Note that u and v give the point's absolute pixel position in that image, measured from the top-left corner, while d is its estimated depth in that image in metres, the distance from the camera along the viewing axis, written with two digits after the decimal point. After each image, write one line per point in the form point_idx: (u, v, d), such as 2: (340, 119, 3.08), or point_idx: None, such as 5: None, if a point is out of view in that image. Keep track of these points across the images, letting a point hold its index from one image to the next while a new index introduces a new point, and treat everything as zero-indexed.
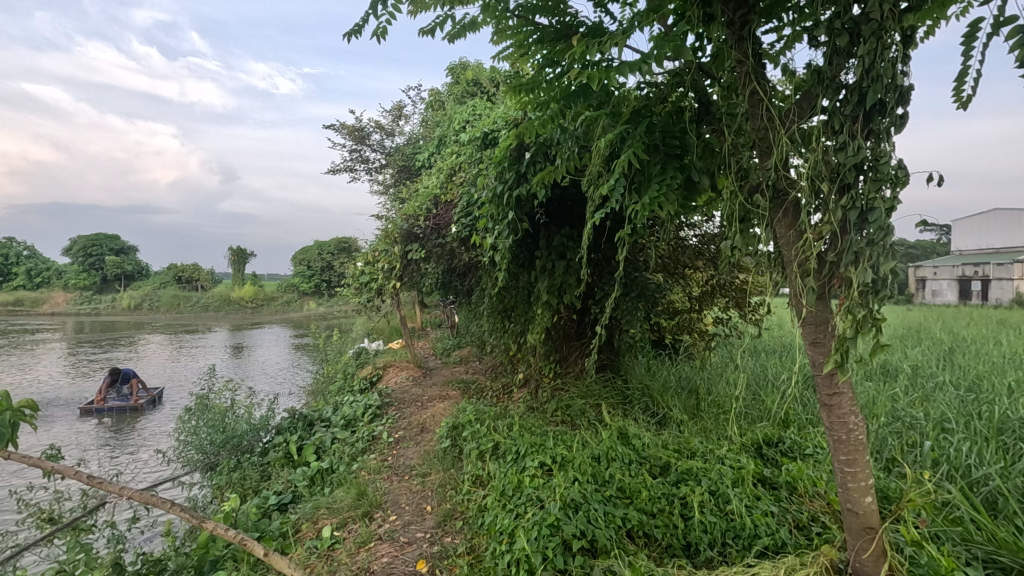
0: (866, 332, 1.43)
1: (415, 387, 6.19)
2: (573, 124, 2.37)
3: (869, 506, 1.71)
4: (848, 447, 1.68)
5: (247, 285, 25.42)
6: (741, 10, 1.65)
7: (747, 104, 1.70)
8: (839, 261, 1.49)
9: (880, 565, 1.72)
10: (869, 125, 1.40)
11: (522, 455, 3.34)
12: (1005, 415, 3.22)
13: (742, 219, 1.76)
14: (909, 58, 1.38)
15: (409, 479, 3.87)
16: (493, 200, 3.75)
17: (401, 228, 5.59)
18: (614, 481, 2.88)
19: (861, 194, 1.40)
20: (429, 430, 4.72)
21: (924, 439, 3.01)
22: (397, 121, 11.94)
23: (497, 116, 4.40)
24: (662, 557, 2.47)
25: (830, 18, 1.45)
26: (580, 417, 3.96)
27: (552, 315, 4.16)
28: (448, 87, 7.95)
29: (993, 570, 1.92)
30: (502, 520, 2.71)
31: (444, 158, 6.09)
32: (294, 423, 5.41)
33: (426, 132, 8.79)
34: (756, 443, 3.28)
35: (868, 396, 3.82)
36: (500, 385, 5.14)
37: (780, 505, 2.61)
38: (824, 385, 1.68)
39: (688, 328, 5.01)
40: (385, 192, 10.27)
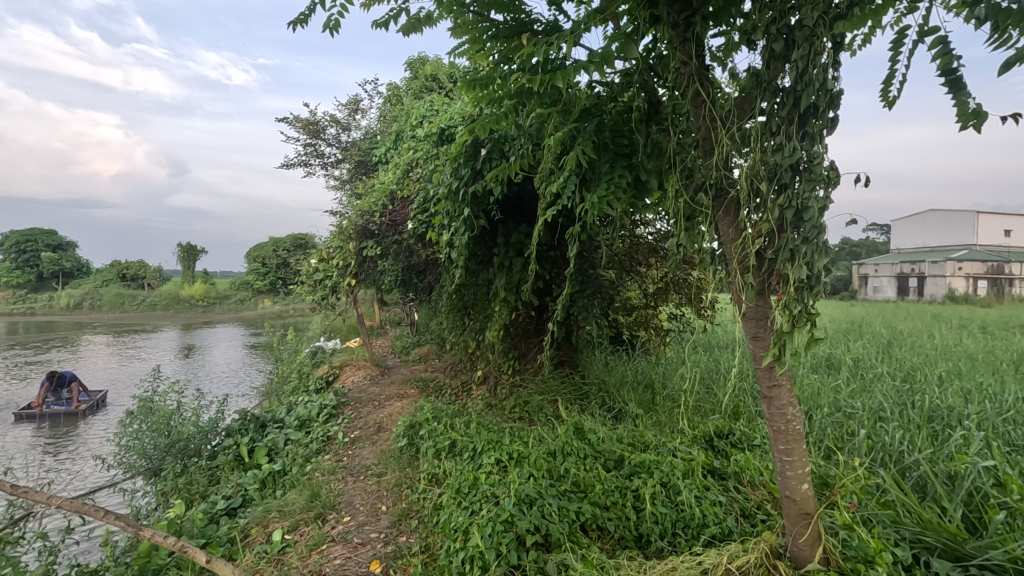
0: (801, 327, 1.49)
1: (372, 386, 6.10)
2: (527, 120, 2.38)
3: (805, 493, 1.79)
4: (786, 437, 1.75)
5: (197, 284, 24.46)
6: (685, 13, 1.70)
7: (692, 105, 1.75)
8: (776, 258, 1.54)
9: (815, 549, 1.81)
10: (804, 128, 1.46)
11: (479, 453, 3.34)
12: (935, 404, 3.42)
13: (687, 217, 1.80)
14: (841, 64, 1.45)
15: (365, 479, 3.82)
16: (449, 197, 3.73)
17: (356, 225, 5.50)
18: (569, 476, 2.92)
19: (797, 193, 1.45)
20: (386, 429, 4.66)
21: (861, 428, 3.18)
22: (353, 115, 11.70)
23: (454, 113, 4.36)
24: (615, 549, 2.52)
25: (767, 24, 1.51)
26: (538, 413, 3.99)
27: (510, 312, 4.17)
28: (406, 82, 7.84)
29: (920, 550, 2.03)
30: (457, 518, 2.70)
31: (400, 155, 6.00)
32: (245, 424, 5.22)
33: (383, 127, 8.66)
34: (707, 435, 3.37)
35: (813, 388, 3.99)
36: (459, 382, 5.12)
37: (728, 495, 2.69)
38: (764, 377, 1.74)
39: (644, 324, 5.10)
40: (341, 188, 10.05)
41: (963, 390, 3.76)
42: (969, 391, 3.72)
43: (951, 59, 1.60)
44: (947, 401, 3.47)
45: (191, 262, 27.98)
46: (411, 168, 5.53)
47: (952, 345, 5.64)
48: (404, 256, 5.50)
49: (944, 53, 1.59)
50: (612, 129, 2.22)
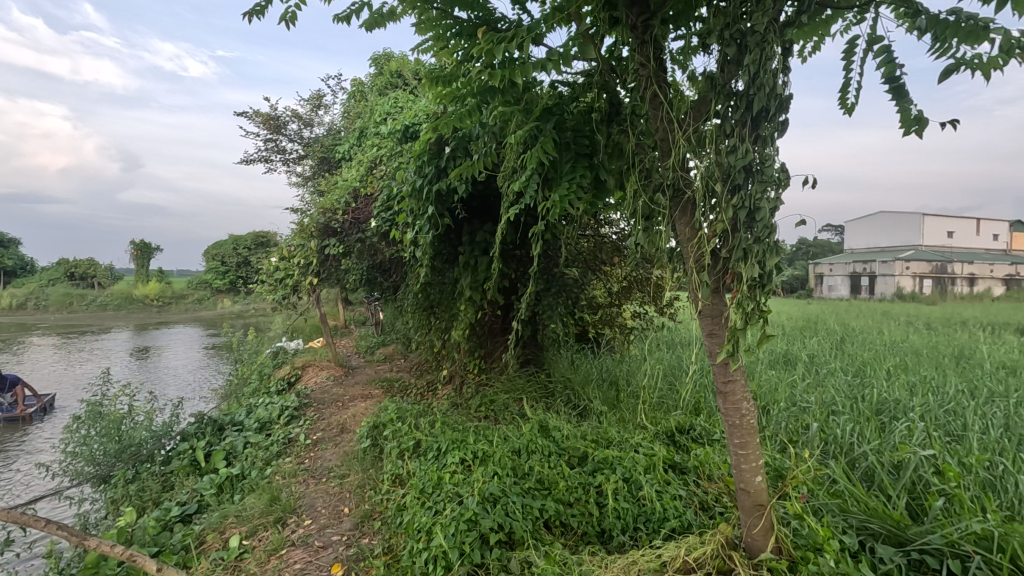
0: (754, 324, 1.53)
1: (336, 387, 6.00)
2: (490, 119, 2.37)
3: (759, 485, 1.84)
4: (741, 431, 1.80)
5: (152, 283, 23.54)
6: (643, 16, 1.73)
7: (650, 106, 1.78)
8: (730, 257, 1.59)
9: (768, 539, 1.87)
10: (757, 131, 1.50)
11: (443, 452, 3.33)
12: (883, 397, 3.59)
13: (646, 217, 1.84)
14: (790, 70, 1.50)
15: (326, 482, 3.75)
16: (413, 195, 3.70)
17: (318, 223, 5.40)
18: (533, 474, 2.95)
19: (750, 194, 1.49)
20: (349, 429, 4.60)
21: (814, 421, 3.30)
22: (315, 111, 11.46)
23: (418, 110, 4.32)
24: (578, 544, 2.55)
25: (721, 28, 1.55)
26: (503, 412, 3.99)
27: (476, 311, 4.16)
28: (370, 78, 7.72)
29: (866, 537, 2.12)
30: (420, 518, 2.68)
31: (363, 152, 5.92)
32: (201, 428, 5.03)
33: (347, 123, 8.49)
34: (669, 430, 3.45)
35: (771, 383, 4.12)
36: (424, 382, 5.08)
37: (688, 488, 2.76)
38: (719, 373, 1.78)
39: (609, 322, 5.16)
40: (303, 185, 9.83)
41: (908, 383, 3.96)
42: (914, 384, 3.92)
43: (894, 67, 1.69)
44: (893, 395, 3.65)
45: (145, 260, 26.92)
46: (375, 165, 5.46)
47: (899, 341, 5.93)
48: (368, 254, 5.43)
49: (889, 61, 1.68)
50: (574, 129, 2.26)
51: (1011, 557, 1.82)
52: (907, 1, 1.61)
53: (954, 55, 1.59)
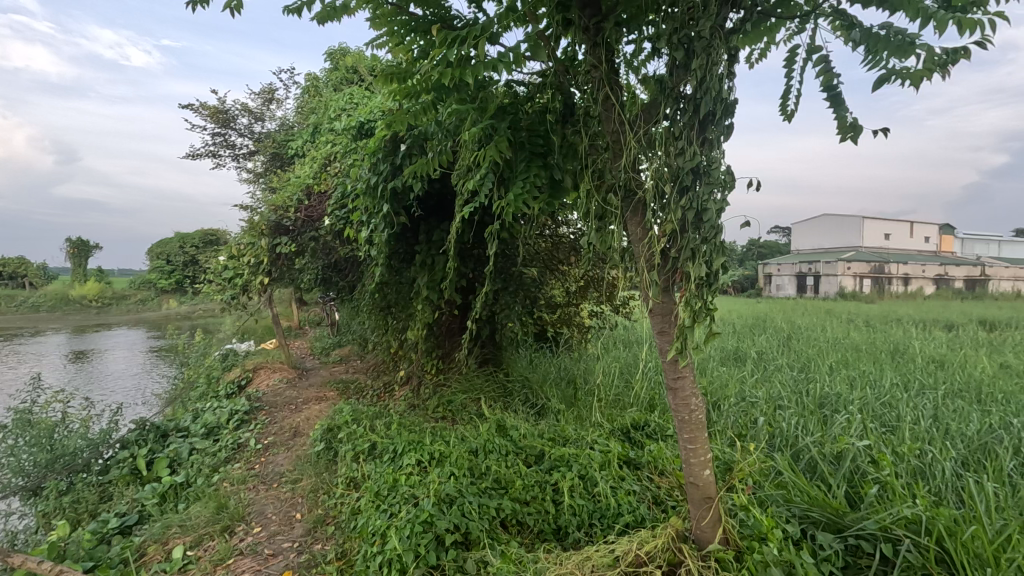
0: (701, 321, 1.58)
1: (288, 389, 5.83)
2: (446, 117, 2.35)
3: (707, 478, 1.91)
4: (690, 426, 1.86)
5: (90, 283, 22.25)
6: (595, 18, 1.75)
7: (602, 108, 1.81)
8: (679, 257, 1.63)
9: (716, 530, 1.94)
10: (704, 134, 1.54)
11: (400, 454, 3.29)
12: (825, 391, 3.78)
13: (599, 217, 1.87)
14: (735, 75, 1.55)
15: (278, 487, 3.64)
16: (368, 192, 3.63)
17: (268, 220, 5.22)
18: (490, 474, 2.95)
19: (697, 195, 1.54)
20: (303, 433, 4.48)
21: (761, 415, 3.43)
22: (267, 105, 11.09)
23: (373, 107, 4.24)
24: (534, 542, 2.56)
25: (669, 33, 1.59)
26: (461, 412, 3.97)
27: (433, 311, 4.12)
28: (325, 73, 7.54)
29: (807, 525, 2.22)
30: (374, 521, 2.63)
31: (317, 149, 5.77)
32: (143, 435, 4.79)
33: (300, 119, 8.26)
34: (625, 427, 3.51)
35: (722, 380, 4.26)
36: (381, 383, 5.01)
37: (642, 484, 2.81)
38: (669, 370, 1.83)
39: (567, 322, 5.21)
40: (254, 181, 9.51)
41: (848, 377, 4.17)
42: (854, 378, 4.13)
43: (832, 76, 1.79)
44: (835, 389, 3.84)
45: (82, 259, 25.43)
46: (329, 162, 5.34)
47: (841, 337, 6.24)
48: (322, 253, 5.31)
49: (827, 71, 1.78)
50: (528, 129, 2.26)
51: (936, 539, 1.94)
52: (843, 13, 1.69)
53: (886, 65, 1.69)
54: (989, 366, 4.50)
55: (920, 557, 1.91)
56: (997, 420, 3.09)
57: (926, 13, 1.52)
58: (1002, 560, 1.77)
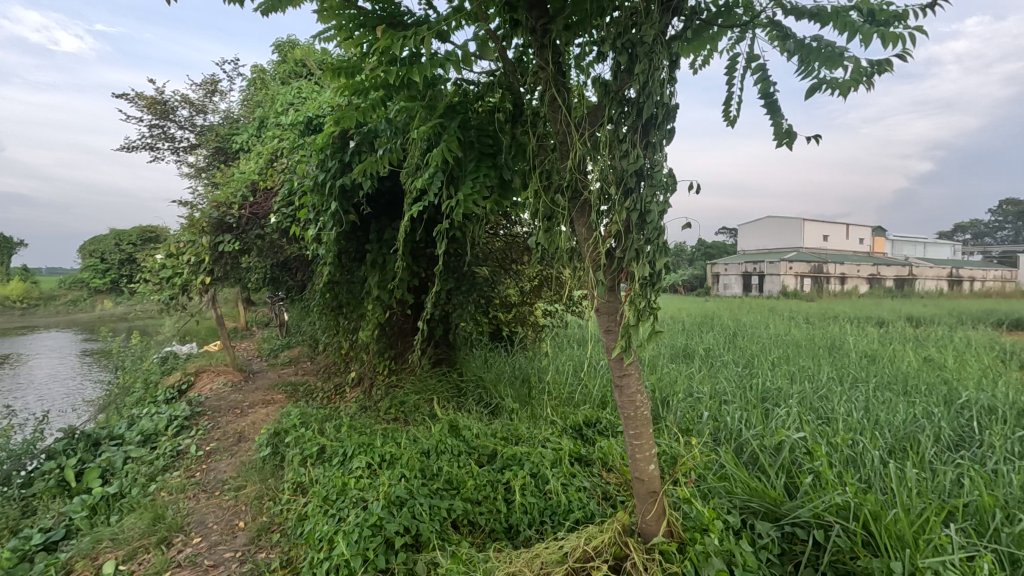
0: (644, 320, 1.62)
1: (234, 393, 5.62)
2: (394, 115, 2.32)
3: (652, 473, 1.96)
4: (636, 422, 1.90)
5: (12, 282, 20.72)
6: (542, 20, 1.77)
7: (549, 109, 1.83)
8: (624, 257, 1.66)
9: (660, 523, 2.00)
10: (647, 137, 1.58)
11: (350, 457, 3.23)
12: (767, 386, 3.95)
13: (547, 218, 1.88)
14: (676, 81, 1.59)
15: (220, 495, 3.50)
16: (315, 189, 3.54)
17: (210, 217, 5.01)
18: (442, 474, 2.93)
19: (641, 197, 1.57)
20: (248, 438, 4.33)
21: (707, 410, 3.56)
22: (210, 97, 10.62)
23: (322, 103, 4.13)
24: (485, 542, 2.56)
25: (613, 38, 1.62)
26: (414, 413, 3.93)
27: (385, 310, 4.06)
28: (272, 65, 7.29)
29: (748, 515, 2.31)
30: (322, 527, 2.57)
31: (263, 145, 5.58)
32: (72, 444, 4.51)
33: (246, 112, 7.96)
34: (577, 424, 3.55)
35: (671, 376, 4.38)
36: (332, 385, 4.90)
37: (592, 479, 2.86)
38: (616, 367, 1.87)
39: (522, 321, 5.25)
40: (196, 176, 9.09)
41: (788, 372, 4.37)
42: (793, 373, 4.33)
43: (769, 84, 1.88)
44: (776, 383, 4.03)
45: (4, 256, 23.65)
46: (276, 158, 5.16)
47: (782, 334, 6.53)
48: (270, 252, 5.14)
49: (764, 79, 1.86)
50: (478, 128, 2.25)
51: (864, 523, 2.06)
52: (778, 24, 1.77)
53: (818, 76, 1.78)
54: (915, 360, 4.81)
55: (849, 541, 2.02)
56: (921, 410, 3.30)
57: (852, 26, 1.61)
58: (920, 541, 1.90)
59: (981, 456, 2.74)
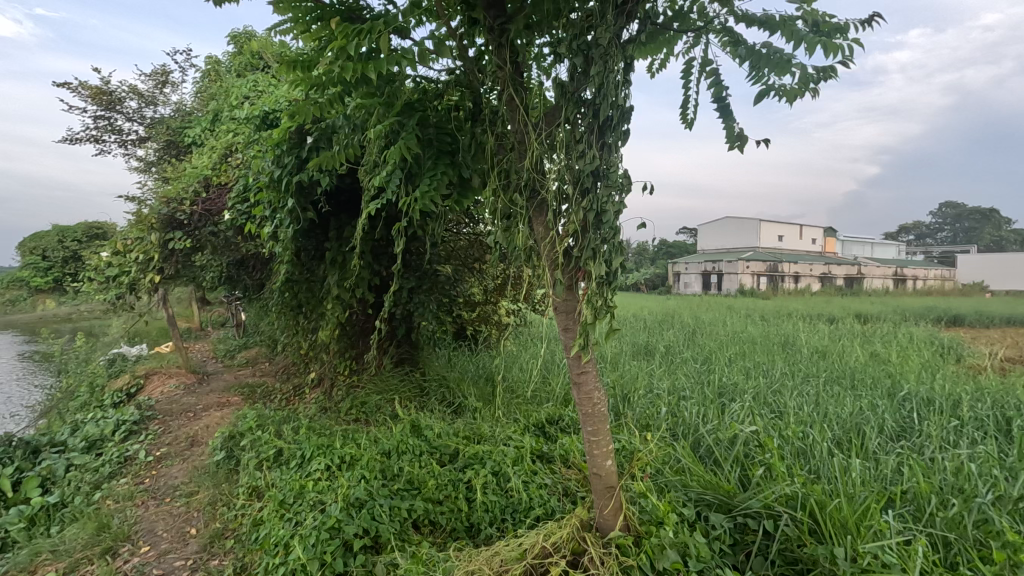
0: (601, 319, 1.64)
1: (186, 395, 5.43)
2: (352, 111, 2.29)
3: (609, 468, 2.00)
4: (594, 419, 1.94)
5: None
6: (500, 19, 1.78)
7: (507, 109, 1.83)
8: (581, 256, 1.68)
9: (617, 518, 2.04)
10: (603, 138, 1.61)
11: (308, 459, 3.16)
12: (724, 382, 4.07)
13: (506, 217, 1.89)
14: (631, 84, 1.62)
15: (171, 502, 3.37)
16: (271, 185, 3.45)
17: (160, 214, 4.83)
18: (403, 474, 2.91)
19: (597, 198, 1.59)
20: (201, 442, 4.19)
21: (667, 405, 3.64)
22: (160, 88, 10.20)
23: (279, 97, 4.03)
24: (446, 541, 2.55)
25: (569, 40, 1.64)
26: (375, 413, 3.88)
27: (345, 309, 3.99)
28: (227, 56, 7.06)
29: (703, 507, 2.38)
30: (277, 531, 2.52)
31: (217, 139, 5.40)
32: (8, 452, 4.26)
33: (199, 104, 7.68)
34: (540, 422, 3.58)
35: (632, 373, 4.46)
36: (290, 386, 4.79)
37: (553, 476, 2.88)
38: (574, 365, 1.89)
39: (485, 320, 5.26)
40: (146, 170, 8.71)
41: (744, 368, 4.51)
42: (749, 369, 4.47)
43: (722, 89, 1.93)
44: (732, 379, 4.15)
45: None
46: (230, 153, 5.01)
47: (740, 331, 6.73)
48: (224, 250, 4.98)
49: (717, 83, 1.92)
50: (437, 125, 2.23)
51: (810, 512, 2.15)
52: (729, 31, 1.82)
53: (767, 82, 1.84)
54: (862, 355, 5.04)
55: (796, 529, 2.10)
56: (867, 403, 3.46)
57: (798, 35, 1.67)
58: (862, 527, 1.99)
59: (920, 445, 2.89)
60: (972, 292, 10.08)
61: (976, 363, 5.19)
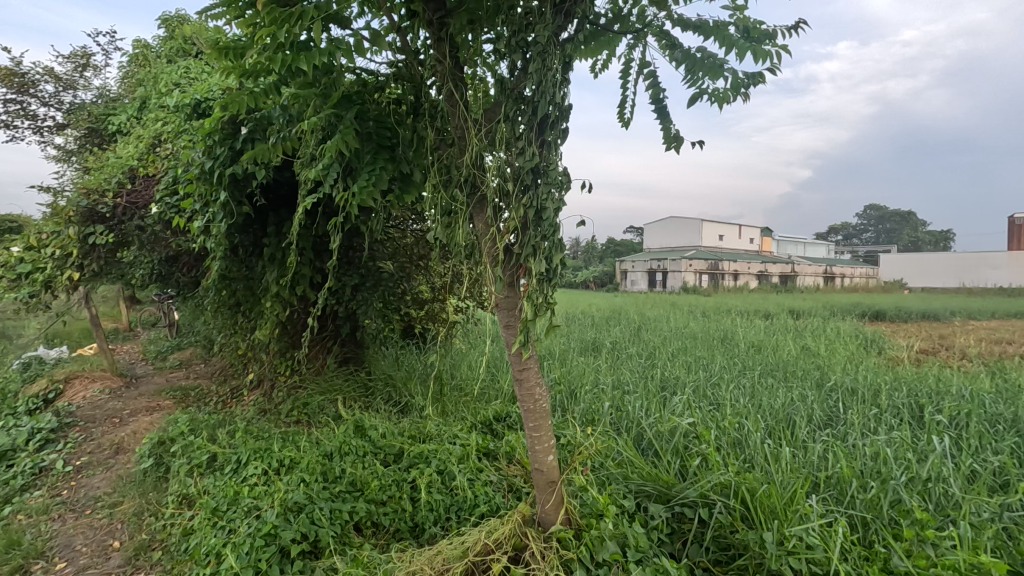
0: (542, 315, 1.65)
1: (111, 400, 5.09)
2: (287, 102, 2.20)
3: (551, 463, 2.02)
4: (536, 415, 1.95)
5: None
6: (439, 13, 1.76)
7: (447, 104, 1.82)
8: (522, 253, 1.68)
9: (558, 511, 2.06)
10: (543, 136, 1.62)
11: (243, 464, 3.04)
12: (666, 376, 4.20)
13: (446, 213, 1.86)
14: (570, 82, 1.65)
15: (91, 514, 3.16)
16: (202, 177, 3.29)
17: (79, 206, 4.50)
18: (345, 476, 2.84)
19: (537, 194, 1.60)
20: (126, 449, 3.95)
21: (612, 399, 3.72)
22: (80, 71, 9.50)
23: (212, 85, 3.84)
24: (388, 543, 2.50)
25: (509, 36, 1.65)
26: (317, 414, 3.77)
27: (284, 308, 3.85)
28: (157, 40, 6.67)
29: (643, 498, 2.44)
30: (209, 540, 2.41)
31: (144, 128, 5.09)
32: None
33: (125, 90, 7.22)
34: (487, 420, 3.58)
35: (579, 369, 4.53)
36: (227, 388, 4.58)
37: (499, 473, 2.89)
38: (516, 362, 1.90)
39: (433, 318, 5.21)
40: (65, 159, 8.10)
41: (686, 362, 4.67)
42: (690, 363, 4.63)
43: (659, 91, 1.99)
44: (674, 373, 4.29)
45: None
46: (159, 143, 4.73)
47: (682, 327, 6.96)
48: (153, 245, 4.71)
49: (655, 85, 1.97)
50: (377, 118, 2.17)
51: (741, 499, 2.25)
52: (667, 34, 1.87)
53: (701, 85, 1.91)
54: (794, 349, 5.32)
55: (729, 516, 2.19)
56: (797, 394, 3.65)
57: (730, 41, 1.74)
58: (788, 512, 2.10)
59: (844, 432, 3.07)
60: (893, 288, 10.83)
61: (894, 355, 5.58)
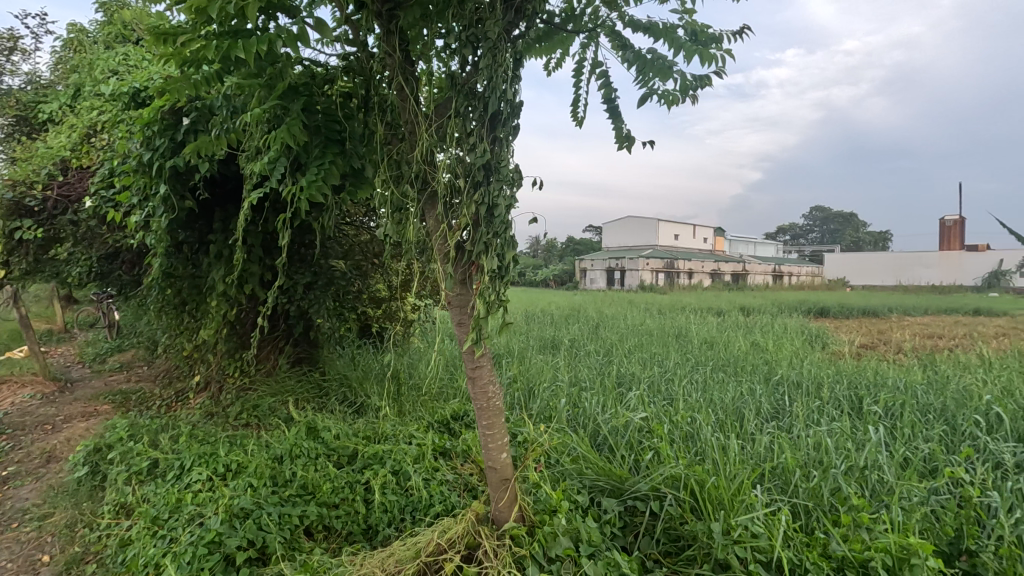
0: (494, 312, 1.63)
1: (44, 406, 4.80)
2: (230, 92, 2.12)
3: (505, 461, 2.02)
4: (489, 413, 1.94)
5: None
6: (389, 5, 1.72)
7: (398, 98, 1.79)
8: (473, 249, 1.67)
9: (512, 509, 2.06)
10: (494, 132, 1.61)
11: (187, 470, 2.91)
12: (622, 373, 4.27)
13: (397, 209, 1.83)
14: (521, 78, 1.64)
15: (18, 527, 2.97)
16: (140, 169, 3.13)
17: (4, 199, 4.22)
18: (296, 479, 2.76)
19: (489, 191, 1.59)
20: (59, 457, 3.73)
21: (569, 396, 3.76)
22: (8, 54, 8.89)
23: (152, 74, 3.65)
24: (341, 546, 2.44)
25: (460, 32, 1.63)
26: (268, 417, 3.65)
27: (231, 307, 3.71)
28: (94, 24, 6.31)
29: (597, 493, 2.47)
30: (148, 551, 2.29)
31: (79, 117, 4.80)
32: None
33: (58, 76, 6.79)
34: (445, 419, 3.55)
35: (537, 366, 4.55)
36: (171, 391, 4.38)
37: (455, 472, 2.87)
38: (469, 360, 1.88)
39: (390, 316, 5.12)
40: None
41: (641, 359, 4.76)
42: (645, 360, 4.72)
43: (611, 91, 2.01)
44: (630, 369, 4.36)
45: None
46: (94, 133, 4.47)
47: (639, 324, 7.10)
48: (88, 241, 4.46)
49: (608, 84, 1.99)
50: (326, 111, 2.11)
51: (691, 492, 2.30)
52: (619, 34, 1.89)
53: (652, 86, 1.93)
54: (744, 344, 5.50)
55: (679, 508, 2.24)
56: (746, 388, 3.78)
57: (679, 43, 1.77)
58: (735, 502, 2.16)
59: (789, 424, 3.20)
60: (836, 286, 11.36)
61: (837, 349, 5.84)
